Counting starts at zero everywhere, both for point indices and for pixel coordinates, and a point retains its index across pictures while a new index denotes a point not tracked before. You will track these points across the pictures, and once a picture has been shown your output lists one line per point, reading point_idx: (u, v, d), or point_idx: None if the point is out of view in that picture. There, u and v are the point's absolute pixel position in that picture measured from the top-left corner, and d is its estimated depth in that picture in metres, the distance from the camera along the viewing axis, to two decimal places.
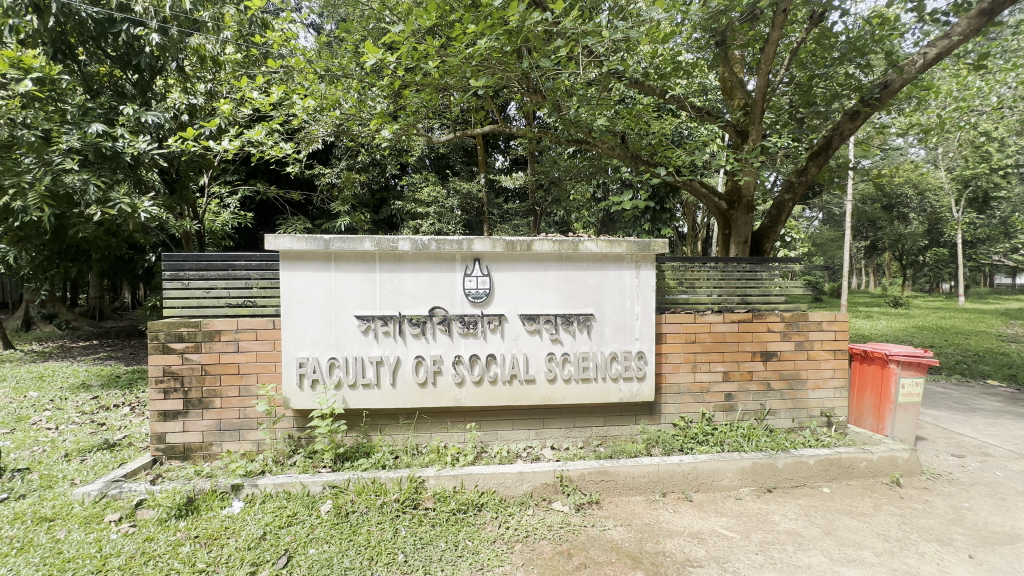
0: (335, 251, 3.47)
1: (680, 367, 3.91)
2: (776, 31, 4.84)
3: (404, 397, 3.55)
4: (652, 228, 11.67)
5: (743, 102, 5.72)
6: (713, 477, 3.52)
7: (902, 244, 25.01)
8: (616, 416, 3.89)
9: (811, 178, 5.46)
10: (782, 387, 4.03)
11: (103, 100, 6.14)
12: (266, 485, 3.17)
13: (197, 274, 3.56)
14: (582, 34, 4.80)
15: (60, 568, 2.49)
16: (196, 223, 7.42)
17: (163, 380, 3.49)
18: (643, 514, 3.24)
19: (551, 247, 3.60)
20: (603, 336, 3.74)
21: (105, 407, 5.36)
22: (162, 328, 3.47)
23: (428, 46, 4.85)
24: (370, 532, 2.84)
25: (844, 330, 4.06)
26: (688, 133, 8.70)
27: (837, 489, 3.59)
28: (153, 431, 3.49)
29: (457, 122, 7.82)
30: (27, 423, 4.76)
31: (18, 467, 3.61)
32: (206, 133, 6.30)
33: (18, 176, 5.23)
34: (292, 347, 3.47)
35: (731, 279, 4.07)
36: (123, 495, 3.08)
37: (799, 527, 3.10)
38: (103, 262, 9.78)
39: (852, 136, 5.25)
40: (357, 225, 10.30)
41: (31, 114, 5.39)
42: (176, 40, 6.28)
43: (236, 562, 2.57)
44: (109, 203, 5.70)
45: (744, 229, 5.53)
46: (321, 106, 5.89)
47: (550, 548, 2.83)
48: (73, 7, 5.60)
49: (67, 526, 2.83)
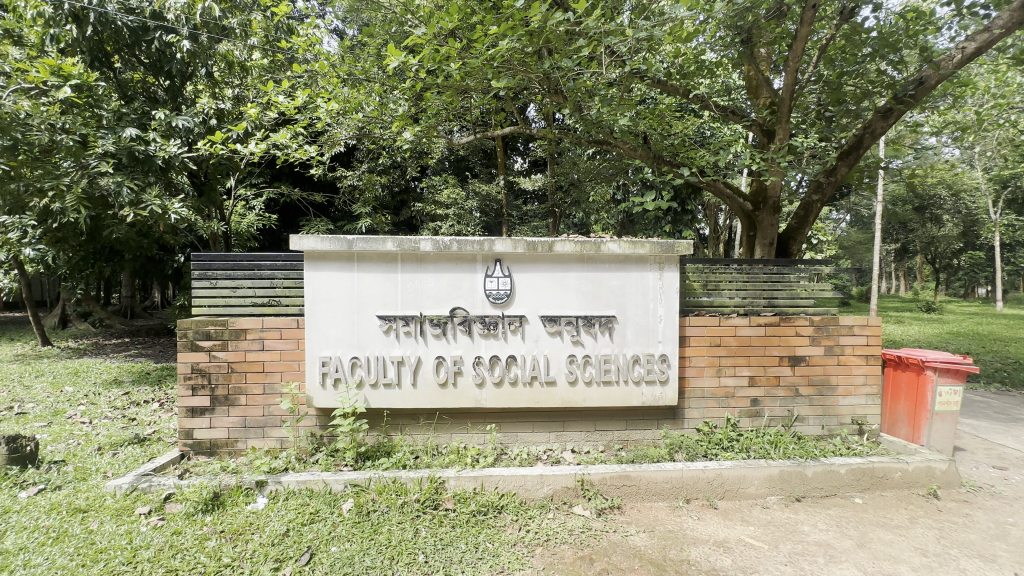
0: (359, 252, 3.50)
1: (704, 371, 3.83)
2: (804, 27, 4.71)
3: (424, 398, 3.56)
4: (673, 230, 11.57)
5: (769, 100, 5.56)
6: (739, 483, 3.43)
7: (935, 246, 24.14)
8: (638, 420, 3.83)
9: (841, 179, 5.31)
10: (811, 393, 3.91)
11: (136, 105, 6.36)
12: (290, 482, 3.21)
13: (223, 273, 3.64)
14: (605, 33, 4.73)
15: (93, 558, 2.56)
16: (223, 224, 7.56)
17: (191, 377, 3.57)
18: (666, 520, 3.17)
19: (572, 248, 3.56)
20: (626, 339, 3.68)
21: (136, 402, 5.54)
22: (190, 326, 3.55)
23: (449, 49, 4.86)
24: (391, 531, 2.85)
25: (877, 335, 3.91)
26: (710, 133, 8.54)
27: (870, 499, 3.46)
28: (182, 427, 3.58)
29: (478, 124, 7.87)
30: (63, 417, 4.94)
31: (54, 458, 3.74)
32: (234, 137, 6.48)
33: (57, 180, 5.55)
34: (315, 347, 3.51)
35: (757, 281, 3.96)
36: (152, 488, 3.16)
37: (831, 538, 2.99)
38: (135, 262, 10.12)
39: (884, 134, 5.10)
40: (377, 227, 10.48)
41: (69, 120, 5.62)
42: (205, 47, 6.38)
43: (261, 557, 2.60)
44: (141, 205, 5.94)
45: (770, 231, 5.41)
46: (344, 109, 6.00)
47: (571, 553, 2.79)
48: (108, 16, 5.82)
49: (99, 518, 2.91)
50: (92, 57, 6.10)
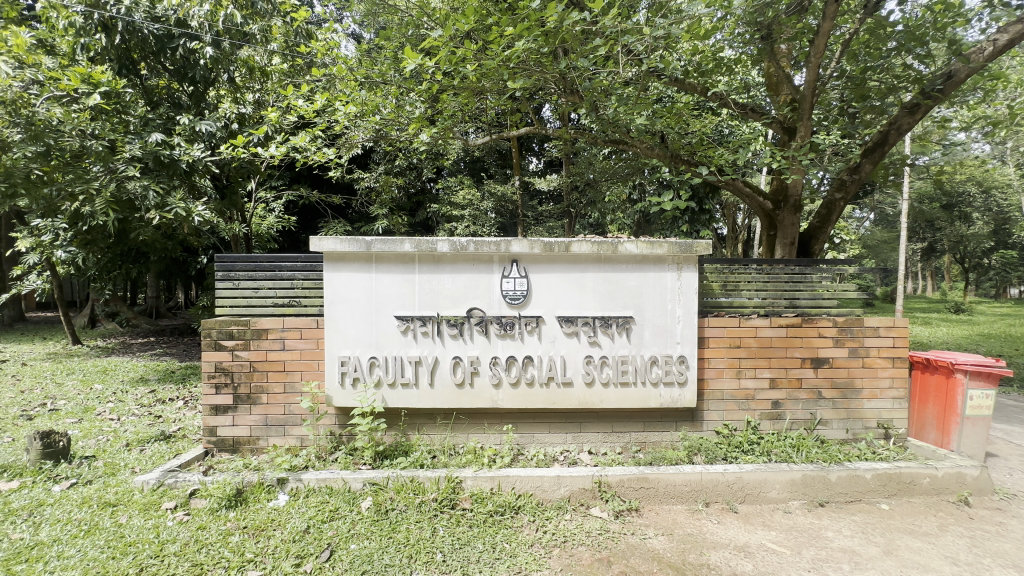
0: (377, 253, 3.54)
1: (724, 373, 3.77)
2: (826, 22, 4.62)
3: (441, 398, 3.58)
4: (691, 230, 11.44)
5: (790, 97, 5.48)
6: (760, 487, 3.37)
7: (964, 245, 23.38)
8: (656, 422, 3.79)
9: (866, 177, 5.20)
10: (835, 396, 3.82)
11: (161, 111, 6.54)
12: (310, 480, 3.27)
13: (245, 274, 3.71)
14: (622, 32, 4.70)
15: (122, 551, 2.63)
16: (244, 226, 7.70)
17: (215, 375, 3.65)
18: (685, 524, 3.13)
19: (589, 248, 3.55)
20: (643, 340, 3.65)
21: (162, 400, 5.69)
22: (214, 326, 3.64)
23: (465, 50, 4.88)
24: (409, 530, 2.87)
25: (904, 337, 3.80)
26: (728, 132, 8.42)
27: (896, 506, 3.37)
28: (206, 424, 3.66)
29: (493, 125, 7.90)
30: (92, 413, 5.10)
31: (85, 454, 3.86)
32: (255, 140, 6.62)
33: (86, 184, 5.79)
34: (334, 347, 3.56)
35: (777, 281, 3.88)
36: (178, 484, 3.24)
37: (856, 545, 2.92)
38: (160, 264, 10.40)
39: (910, 131, 4.98)
40: (394, 228, 10.58)
41: (98, 126, 5.79)
42: (227, 53, 6.56)
43: (282, 554, 2.65)
44: (166, 207, 6.14)
45: (791, 230, 5.30)
46: (362, 112, 6.07)
47: (588, 555, 2.77)
48: (135, 24, 5.96)
49: (128, 512, 2.99)
50: (120, 64, 6.22)
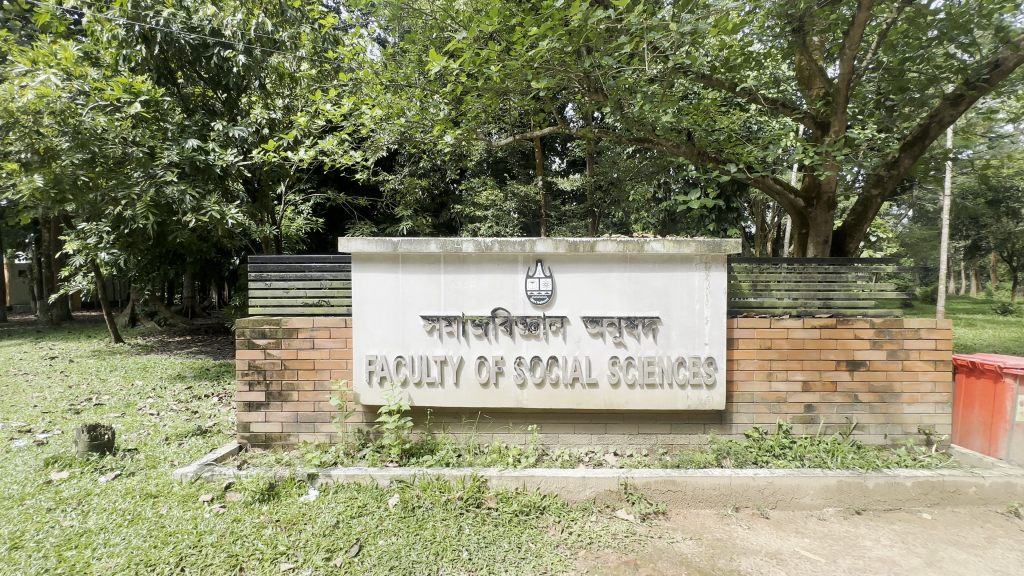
0: (403, 253, 3.59)
1: (754, 375, 3.68)
2: (863, 12, 4.45)
3: (466, 397, 3.61)
4: (717, 229, 11.23)
5: (823, 91, 5.26)
6: (793, 493, 3.27)
7: (1012, 243, 22.21)
8: (683, 424, 3.72)
9: (905, 172, 5.02)
10: (872, 400, 3.69)
11: (196, 118, 6.78)
12: (339, 476, 3.34)
13: (277, 275, 3.82)
14: (647, 29, 4.63)
15: (163, 541, 2.75)
16: (274, 229, 7.80)
17: (248, 373, 3.77)
18: (715, 528, 3.07)
19: (615, 248, 3.52)
20: (670, 340, 3.59)
21: (198, 396, 5.91)
22: (247, 325, 3.75)
23: (489, 52, 4.92)
24: (436, 528, 2.90)
25: (947, 339, 3.64)
26: (757, 128, 8.22)
27: (940, 515, 3.22)
28: (240, 420, 3.79)
29: (516, 125, 7.92)
30: (133, 408, 5.34)
31: (128, 446, 4.05)
32: (285, 144, 6.81)
33: (128, 189, 6.09)
34: (362, 346, 3.63)
35: (811, 281, 3.76)
36: (214, 478, 3.36)
37: (895, 555, 2.81)
38: (195, 265, 10.80)
39: (953, 123, 4.80)
40: (418, 229, 10.71)
41: (139, 133, 6.08)
42: (259, 60, 6.66)
43: (313, 547, 2.71)
44: (202, 211, 6.40)
45: (824, 228, 5.16)
46: (387, 115, 6.17)
47: (615, 557, 2.75)
48: (173, 35, 6.26)
49: (168, 503, 3.12)
50: (159, 74, 6.56)
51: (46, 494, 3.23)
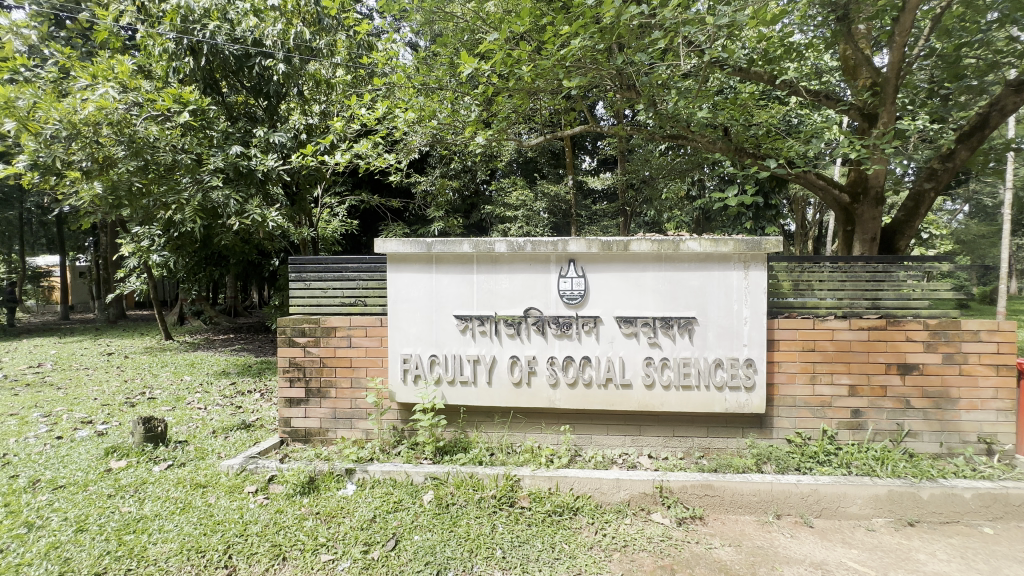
0: (437, 254, 3.64)
1: (796, 378, 3.55)
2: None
3: (499, 397, 3.63)
4: (755, 227, 10.87)
5: (869, 81, 5.01)
6: (839, 502, 3.13)
7: None
8: (721, 428, 3.62)
9: (962, 164, 4.73)
10: (926, 406, 3.49)
11: (240, 125, 7.16)
12: (376, 472, 3.42)
13: (315, 275, 3.94)
14: (682, 23, 4.54)
15: (212, 529, 2.88)
16: (312, 231, 8.05)
17: (289, 370, 3.91)
18: (755, 536, 2.98)
19: (649, 247, 3.46)
20: (707, 341, 3.50)
21: (241, 392, 6.17)
22: (288, 324, 3.89)
23: (521, 52, 4.92)
24: (469, 525, 2.93)
25: (1011, 343, 3.40)
26: (798, 121, 7.91)
27: (1002, 530, 3.02)
28: (282, 415, 3.93)
29: (547, 125, 7.91)
30: (183, 402, 5.63)
31: (179, 438, 4.27)
32: (322, 149, 7.03)
33: (178, 194, 6.42)
34: (397, 345, 3.71)
35: (858, 280, 3.59)
36: (258, 470, 3.51)
37: (953, 570, 2.65)
38: (239, 266, 11.28)
39: (1017, 111, 4.47)
40: (450, 230, 10.85)
41: (186, 141, 6.46)
42: (297, 67, 7.01)
43: (351, 540, 2.79)
44: (245, 214, 6.68)
45: (871, 225, 4.92)
46: (420, 117, 6.25)
47: (650, 561, 2.70)
48: (217, 46, 6.51)
49: (216, 493, 3.27)
50: (205, 84, 6.82)
51: (107, 481, 3.44)
